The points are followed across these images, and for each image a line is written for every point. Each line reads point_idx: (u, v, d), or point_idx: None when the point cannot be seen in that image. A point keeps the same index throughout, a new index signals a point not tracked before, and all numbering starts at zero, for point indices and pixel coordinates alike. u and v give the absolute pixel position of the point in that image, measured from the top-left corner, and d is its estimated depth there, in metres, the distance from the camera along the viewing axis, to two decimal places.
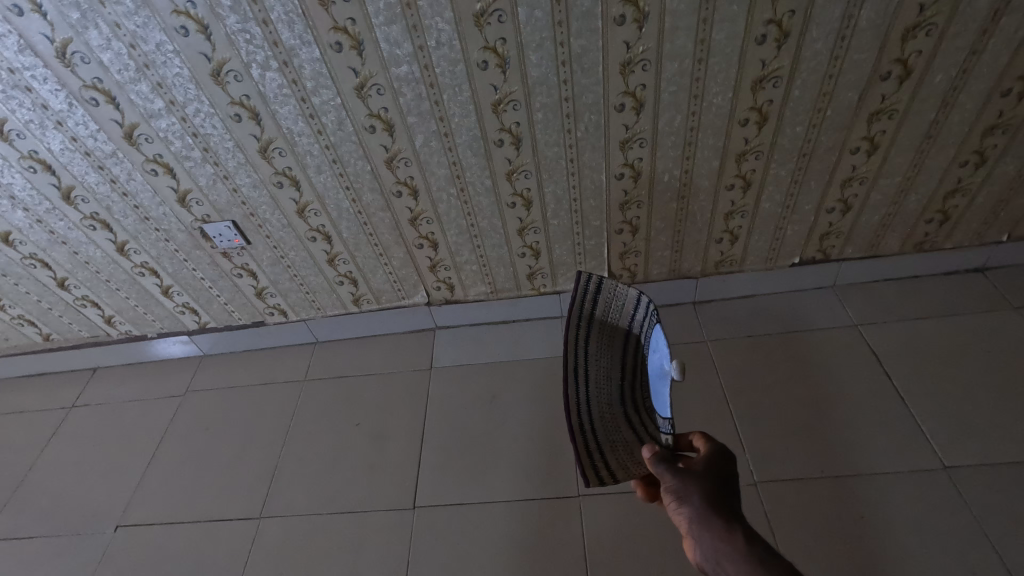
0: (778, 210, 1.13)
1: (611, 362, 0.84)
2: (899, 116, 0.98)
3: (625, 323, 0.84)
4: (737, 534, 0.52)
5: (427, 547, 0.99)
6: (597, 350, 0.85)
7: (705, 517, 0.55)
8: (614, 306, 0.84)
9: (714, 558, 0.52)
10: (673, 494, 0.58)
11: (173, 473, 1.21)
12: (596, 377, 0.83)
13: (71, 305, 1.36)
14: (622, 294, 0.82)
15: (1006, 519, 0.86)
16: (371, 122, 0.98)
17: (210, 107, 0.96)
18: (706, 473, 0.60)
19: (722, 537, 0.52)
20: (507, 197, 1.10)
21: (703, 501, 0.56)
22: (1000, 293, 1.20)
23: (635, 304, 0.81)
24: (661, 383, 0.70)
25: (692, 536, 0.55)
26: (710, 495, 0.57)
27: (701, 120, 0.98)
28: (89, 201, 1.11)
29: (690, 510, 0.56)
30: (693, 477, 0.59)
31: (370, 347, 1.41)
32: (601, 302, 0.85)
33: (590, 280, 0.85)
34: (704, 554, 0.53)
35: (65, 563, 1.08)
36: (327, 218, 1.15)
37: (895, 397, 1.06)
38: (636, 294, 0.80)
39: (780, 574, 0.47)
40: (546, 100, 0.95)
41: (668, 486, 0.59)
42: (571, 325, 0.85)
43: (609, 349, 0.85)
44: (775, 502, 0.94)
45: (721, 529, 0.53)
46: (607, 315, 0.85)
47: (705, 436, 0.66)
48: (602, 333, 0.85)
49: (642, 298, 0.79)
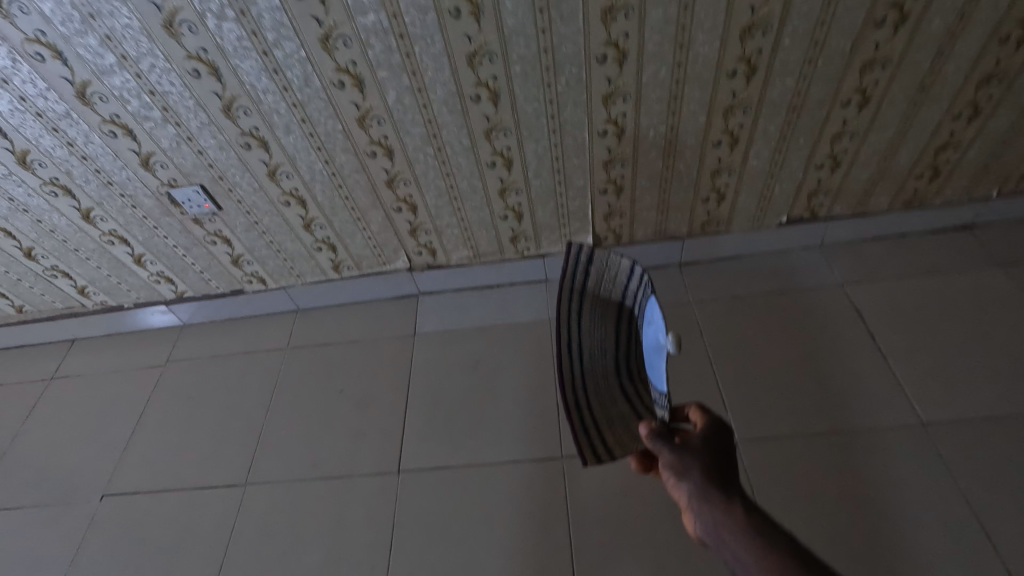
0: (766, 167, 1.10)
1: (604, 335, 0.80)
2: (892, 66, 0.94)
3: (617, 295, 0.80)
4: (736, 505, 0.52)
5: (412, 510, 1.00)
6: (590, 323, 0.81)
7: (703, 490, 0.54)
8: (607, 278, 0.80)
9: (715, 532, 0.52)
10: (671, 470, 0.58)
11: (156, 442, 1.20)
12: (590, 350, 0.79)
13: (41, 276, 1.32)
14: (614, 265, 0.78)
15: (980, 473, 0.88)
16: (340, 76, 0.93)
17: (166, 62, 0.90)
18: (704, 447, 0.59)
19: (721, 509, 0.52)
20: (486, 156, 1.06)
21: (701, 475, 0.56)
22: (987, 250, 1.19)
23: (628, 276, 0.77)
24: (656, 358, 0.66)
25: (692, 510, 0.55)
26: (709, 469, 0.56)
27: (687, 73, 0.94)
28: (46, 165, 1.06)
29: (689, 484, 0.56)
30: (690, 452, 0.58)
31: (353, 314, 1.39)
32: (593, 275, 0.81)
33: (581, 251, 0.79)
34: (704, 527, 0.53)
35: (51, 533, 1.08)
36: (300, 181, 1.10)
37: (877, 356, 1.06)
38: (628, 265, 0.76)
39: (779, 545, 0.47)
40: (524, 52, 0.90)
41: (667, 462, 0.59)
42: (563, 299, 0.81)
43: (602, 321, 0.81)
44: (755, 461, 0.95)
45: (719, 500, 0.53)
46: (600, 288, 0.81)
47: (700, 407, 0.65)
48: (595, 306, 0.82)
49: (635, 269, 0.75)
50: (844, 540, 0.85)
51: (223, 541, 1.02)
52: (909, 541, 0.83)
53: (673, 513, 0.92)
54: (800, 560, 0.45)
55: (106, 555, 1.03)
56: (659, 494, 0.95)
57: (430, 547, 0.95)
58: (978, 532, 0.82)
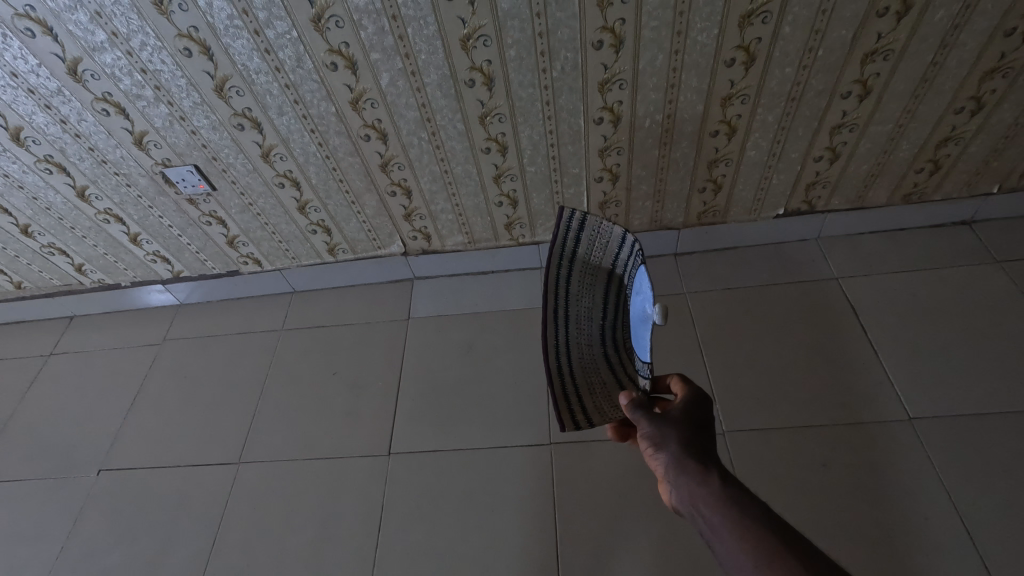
0: (764, 158, 1.09)
1: (593, 303, 0.79)
2: (894, 58, 0.92)
3: (608, 263, 0.78)
4: (711, 475, 0.52)
5: (401, 491, 1.02)
6: (579, 290, 0.79)
7: (681, 461, 0.54)
8: (598, 245, 0.77)
9: (689, 500, 0.52)
10: (649, 441, 0.58)
11: (153, 419, 1.22)
12: (577, 318, 0.79)
13: (39, 253, 1.33)
14: (606, 231, 0.75)
15: (964, 470, 0.88)
16: (332, 58, 0.92)
17: (157, 40, 0.89)
18: (683, 419, 0.59)
19: (697, 479, 0.52)
20: (481, 142, 1.05)
21: (678, 446, 0.56)
22: (985, 247, 1.18)
23: (620, 245, 0.74)
24: (642, 327, 0.65)
25: (667, 480, 0.55)
26: (686, 440, 0.56)
27: (684, 61, 0.92)
28: (40, 142, 1.05)
29: (666, 455, 0.56)
30: (669, 423, 0.58)
31: (349, 297, 1.40)
32: (584, 240, 0.78)
33: (573, 216, 0.76)
34: (679, 496, 0.53)
35: (49, 505, 1.11)
36: (294, 163, 1.10)
37: (868, 351, 1.07)
38: (621, 234, 0.73)
39: (752, 516, 0.47)
40: (518, 36, 0.89)
41: (644, 432, 0.59)
42: (551, 266, 0.79)
43: (591, 288, 0.79)
44: (742, 451, 0.96)
45: (695, 471, 0.53)
46: (591, 253, 0.79)
47: (682, 379, 0.65)
48: (584, 272, 0.79)
49: (628, 239, 0.72)
50: (825, 530, 0.86)
51: (216, 517, 1.04)
52: (890, 534, 0.84)
53: (658, 500, 0.93)
54: (772, 528, 0.46)
55: (103, 528, 1.05)
56: (645, 481, 0.96)
57: (417, 528, 0.97)
58: (958, 526, 0.83)
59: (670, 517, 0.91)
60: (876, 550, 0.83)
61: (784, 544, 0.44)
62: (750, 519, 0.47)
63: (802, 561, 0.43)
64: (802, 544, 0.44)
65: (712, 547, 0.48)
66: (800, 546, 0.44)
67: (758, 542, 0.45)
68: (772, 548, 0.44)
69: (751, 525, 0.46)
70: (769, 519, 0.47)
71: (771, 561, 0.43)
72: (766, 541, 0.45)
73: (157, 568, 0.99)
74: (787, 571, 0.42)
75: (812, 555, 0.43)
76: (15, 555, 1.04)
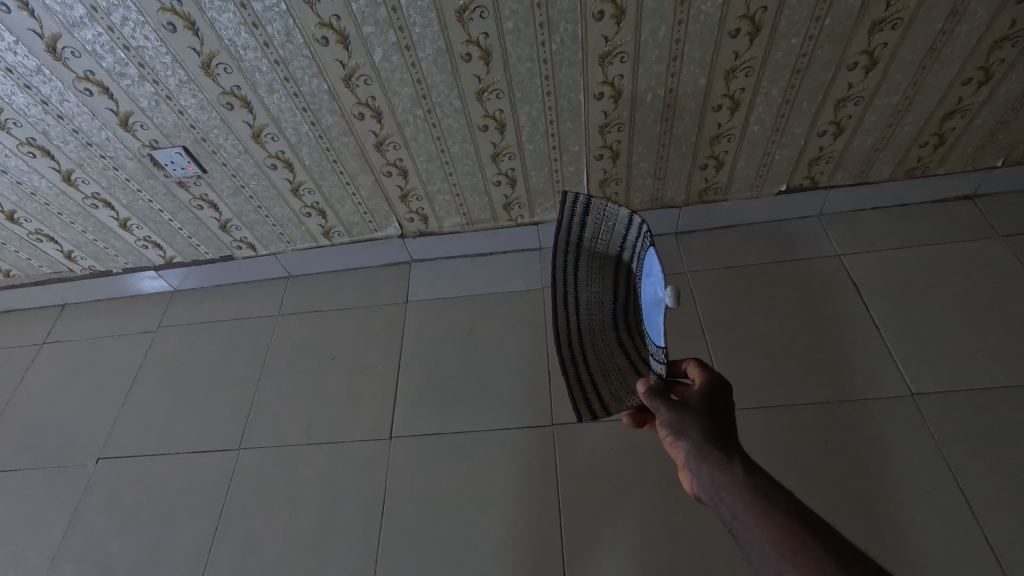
0: (766, 133, 1.07)
1: (602, 287, 0.79)
2: (903, 26, 0.89)
3: (615, 248, 0.77)
4: (735, 464, 0.51)
5: (403, 475, 1.01)
6: (587, 275, 0.79)
7: (703, 450, 0.53)
8: (604, 229, 0.77)
9: (711, 488, 0.51)
10: (669, 429, 0.57)
11: (150, 407, 1.21)
12: (587, 303, 0.79)
13: (26, 240, 1.30)
14: (612, 213, 0.74)
15: (966, 445, 0.88)
16: (323, 32, 0.88)
17: (139, 14, 0.85)
18: (702, 405, 0.58)
19: (720, 468, 0.51)
20: (478, 119, 1.03)
21: (699, 434, 0.54)
22: (988, 221, 1.17)
23: (627, 226, 0.73)
24: (655, 312, 0.63)
25: (689, 468, 0.54)
26: (707, 427, 0.55)
27: (687, 32, 0.90)
28: (22, 125, 1.02)
29: (687, 444, 0.54)
30: (688, 410, 0.57)
31: (345, 280, 1.38)
32: (590, 225, 0.78)
33: (577, 200, 0.76)
34: (701, 485, 0.52)
35: (48, 495, 1.10)
36: (286, 143, 1.07)
37: (871, 328, 1.06)
38: (626, 215, 0.72)
39: (776, 506, 0.46)
40: (516, 7, 0.85)
41: (664, 421, 0.58)
42: (558, 252, 0.79)
43: (600, 273, 0.79)
44: (746, 428, 0.96)
45: (717, 459, 0.52)
46: (597, 239, 0.78)
47: (700, 364, 0.64)
48: (592, 258, 0.80)
49: (634, 219, 0.71)
50: (829, 508, 0.86)
51: (218, 505, 1.03)
52: (891, 510, 0.85)
53: (663, 480, 0.93)
54: (798, 517, 0.45)
55: (104, 517, 1.05)
56: (649, 461, 0.96)
57: (420, 512, 0.96)
58: (959, 502, 0.84)
59: (676, 498, 0.91)
60: (879, 527, 0.83)
61: (811, 534, 0.43)
62: (772, 507, 0.46)
63: (830, 550, 0.42)
64: (829, 534, 0.43)
65: (735, 536, 0.48)
66: (826, 536, 0.43)
67: (785, 532, 0.44)
68: (800, 538, 0.43)
69: (778, 515, 0.45)
70: (795, 509, 0.46)
71: (797, 551, 0.43)
72: (794, 532, 0.44)
73: (160, 555, 0.98)
74: (815, 561, 0.41)
75: (840, 549, 0.42)
76: (16, 546, 1.03)
